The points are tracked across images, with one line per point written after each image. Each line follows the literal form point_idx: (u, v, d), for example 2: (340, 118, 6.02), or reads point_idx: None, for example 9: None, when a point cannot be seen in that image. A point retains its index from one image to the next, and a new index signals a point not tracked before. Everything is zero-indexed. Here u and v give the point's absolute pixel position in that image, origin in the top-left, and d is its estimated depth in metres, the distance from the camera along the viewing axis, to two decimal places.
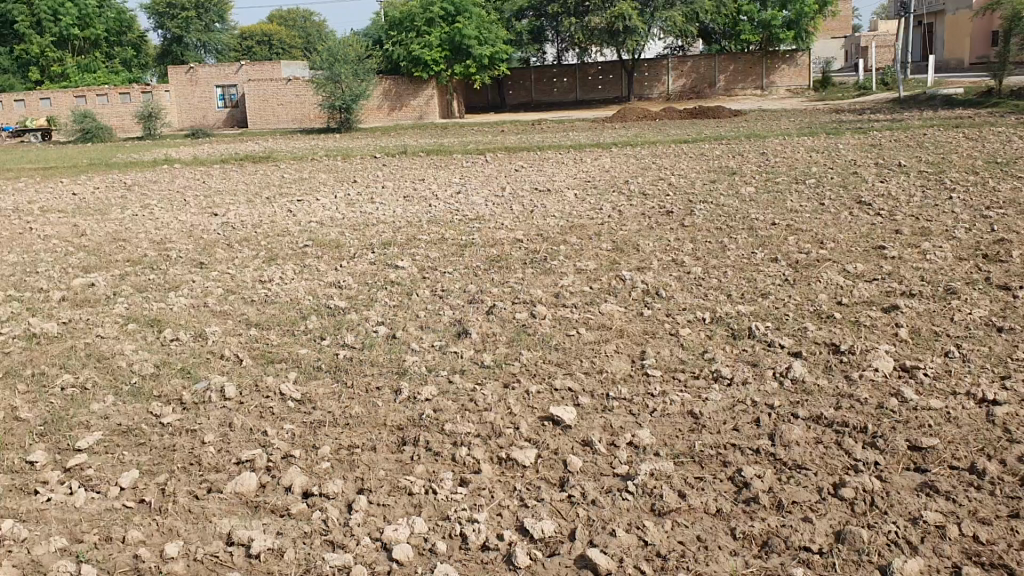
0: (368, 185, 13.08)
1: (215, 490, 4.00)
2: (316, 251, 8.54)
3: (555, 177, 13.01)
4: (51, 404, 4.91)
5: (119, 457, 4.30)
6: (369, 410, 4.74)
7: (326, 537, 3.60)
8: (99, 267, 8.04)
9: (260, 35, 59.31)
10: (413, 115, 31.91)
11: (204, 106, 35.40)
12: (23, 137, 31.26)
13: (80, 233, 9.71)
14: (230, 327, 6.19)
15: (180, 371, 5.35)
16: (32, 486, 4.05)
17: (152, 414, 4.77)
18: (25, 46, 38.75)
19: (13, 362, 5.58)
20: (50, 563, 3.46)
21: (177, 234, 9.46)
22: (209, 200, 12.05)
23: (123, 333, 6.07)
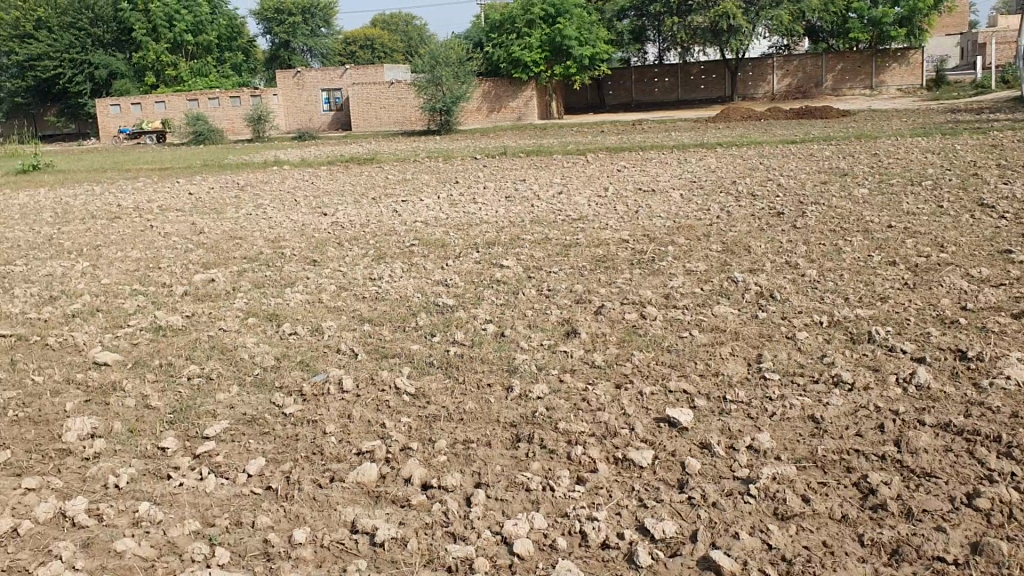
0: (471, 185, 13.21)
1: (337, 479, 4.10)
2: (422, 250, 8.65)
3: (660, 177, 12.91)
4: (180, 393, 5.10)
5: (245, 445, 4.45)
6: (483, 406, 4.78)
7: (447, 529, 3.65)
8: (217, 263, 8.34)
9: (362, 40, 60.54)
10: (512, 116, 32.04)
11: (310, 108, 36.32)
12: (141, 140, 32.84)
13: (198, 232, 10.05)
14: (345, 322, 6.32)
15: (298, 364, 5.50)
16: (165, 471, 4.22)
17: (274, 405, 4.93)
18: (142, 53, 40.09)
19: (142, 352, 5.83)
20: (186, 544, 3.61)
21: (290, 233, 9.71)
22: (318, 200, 12.35)
23: (244, 327, 6.27)
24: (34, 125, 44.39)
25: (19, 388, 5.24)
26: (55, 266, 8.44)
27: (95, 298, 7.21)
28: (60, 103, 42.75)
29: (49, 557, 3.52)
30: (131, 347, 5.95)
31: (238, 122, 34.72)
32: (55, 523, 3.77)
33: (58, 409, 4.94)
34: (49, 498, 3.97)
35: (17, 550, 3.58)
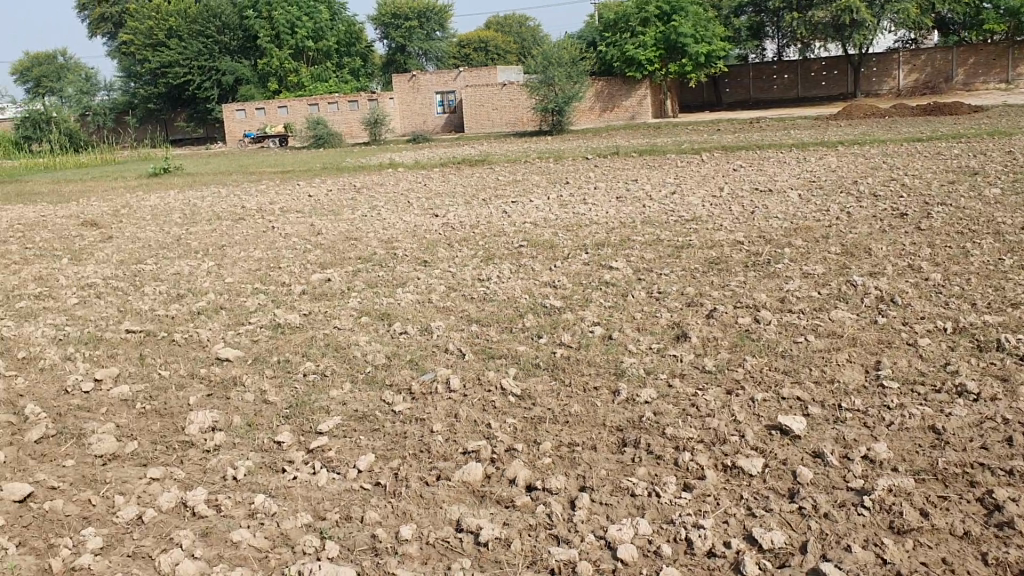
0: (582, 186, 13.18)
1: (443, 478, 4.16)
2: (531, 251, 8.69)
3: (778, 177, 12.60)
4: (295, 389, 5.27)
5: (356, 441, 4.56)
6: (589, 409, 4.76)
7: (551, 531, 3.66)
8: (333, 263, 8.57)
9: (476, 42, 61.28)
10: (625, 115, 31.81)
11: (425, 111, 36.98)
12: (264, 143, 34.14)
13: (315, 232, 10.37)
14: (453, 322, 6.40)
15: (408, 363, 5.60)
16: (280, 464, 4.36)
17: (385, 402, 5.04)
18: (267, 59, 41.72)
19: (261, 348, 6.05)
20: (297, 537, 3.72)
21: (402, 234, 9.90)
22: (431, 201, 12.55)
23: (357, 325, 6.43)
24: (165, 130, 46.60)
25: (147, 381, 5.51)
26: (183, 265, 8.84)
27: (218, 296, 7.52)
28: (190, 109, 44.77)
29: (170, 544, 3.69)
30: (251, 343, 6.17)
31: (356, 125, 35.61)
32: (177, 512, 3.95)
33: (182, 403, 5.17)
34: (171, 487, 4.16)
35: (141, 537, 3.76)
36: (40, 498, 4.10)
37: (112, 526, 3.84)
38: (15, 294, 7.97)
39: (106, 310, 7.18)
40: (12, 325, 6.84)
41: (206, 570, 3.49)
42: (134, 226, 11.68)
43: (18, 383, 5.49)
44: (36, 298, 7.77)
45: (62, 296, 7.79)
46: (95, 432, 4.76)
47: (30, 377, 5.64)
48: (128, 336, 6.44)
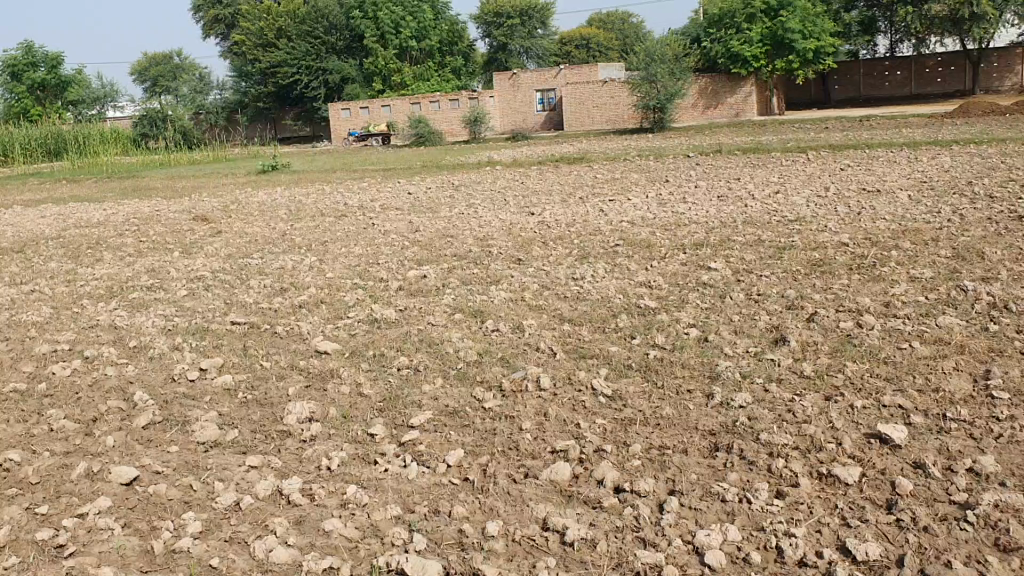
0: (682, 185, 12.98)
1: (531, 476, 4.17)
2: (628, 250, 8.62)
3: (888, 177, 12.17)
4: (389, 383, 5.37)
5: (446, 437, 4.61)
6: (682, 412, 4.70)
7: (638, 534, 3.63)
8: (430, 260, 8.68)
9: (578, 39, 61.09)
10: (729, 113, 31.25)
11: (525, 109, 37.17)
12: (367, 142, 34.86)
13: (413, 229, 10.52)
14: (546, 321, 6.41)
15: (499, 360, 5.63)
16: (372, 456, 4.45)
17: (475, 398, 5.08)
18: (373, 60, 42.52)
19: (358, 342, 6.17)
20: (387, 528, 3.79)
21: (498, 232, 9.96)
22: (527, 199, 12.56)
23: (450, 322, 6.49)
24: (273, 128, 48.04)
25: (249, 371, 5.70)
26: (287, 260, 9.09)
27: (318, 291, 7.70)
28: (297, 107, 45.99)
29: (266, 531, 3.81)
30: (349, 337, 6.30)
31: (456, 124, 35.96)
32: (272, 500, 4.07)
33: (281, 393, 5.32)
34: (268, 475, 4.29)
35: (238, 523, 3.89)
36: (146, 481, 4.28)
37: (212, 511, 3.99)
38: (130, 285, 8.34)
39: (213, 303, 7.44)
40: (125, 315, 7.16)
41: (298, 557, 3.59)
42: (241, 221, 12.06)
43: (128, 371, 5.74)
44: (149, 289, 8.11)
45: (173, 288, 8.11)
46: (198, 419, 4.95)
47: (140, 365, 5.90)
48: (234, 328, 6.66)
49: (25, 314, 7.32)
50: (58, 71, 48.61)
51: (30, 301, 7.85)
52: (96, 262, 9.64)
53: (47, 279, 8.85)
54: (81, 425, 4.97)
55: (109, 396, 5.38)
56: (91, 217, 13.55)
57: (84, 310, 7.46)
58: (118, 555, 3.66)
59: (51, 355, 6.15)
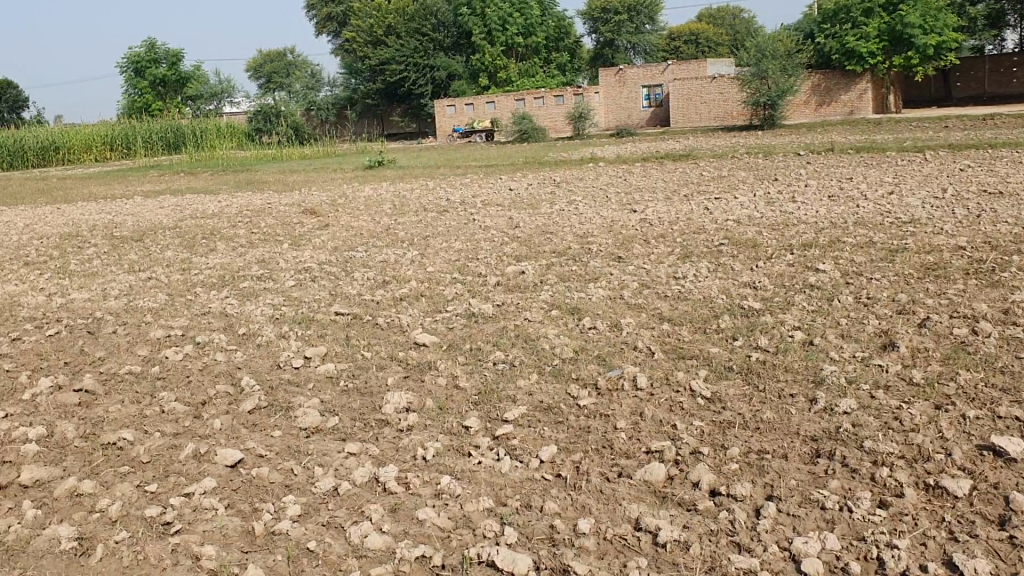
0: (790, 184, 12.66)
1: (624, 475, 4.13)
2: (732, 249, 8.47)
3: (1013, 178, 11.60)
4: (485, 376, 5.41)
5: (540, 432, 4.61)
6: (782, 416, 4.59)
7: (732, 539, 3.57)
8: (529, 256, 8.71)
9: (687, 35, 60.25)
10: (843, 110, 30.51)
11: (630, 105, 36.91)
12: (471, 138, 35.13)
13: (514, 225, 10.56)
14: (645, 319, 6.35)
15: (596, 358, 5.60)
16: (466, 448, 4.49)
17: (571, 395, 5.06)
18: (479, 56, 43.10)
19: (456, 336, 6.24)
20: (479, 520, 3.82)
21: (599, 229, 9.91)
22: (630, 197, 12.47)
23: (547, 318, 6.49)
24: (381, 125, 48.98)
25: (350, 361, 5.83)
26: (389, 253, 9.25)
27: (419, 284, 7.81)
28: (404, 104, 46.76)
29: (361, 517, 3.89)
30: (447, 330, 6.37)
31: (560, 120, 35.98)
32: (369, 487, 4.15)
33: (380, 383, 5.43)
34: (365, 463, 4.38)
35: (336, 508, 3.98)
36: (249, 464, 4.43)
37: (310, 496, 4.09)
38: (240, 275, 8.62)
39: (318, 294, 7.62)
40: (235, 303, 7.41)
41: (391, 544, 3.65)
42: (347, 215, 12.33)
43: (237, 357, 5.95)
44: (258, 279, 8.37)
45: (281, 278, 8.35)
46: (301, 406, 5.09)
47: (247, 352, 6.09)
48: (337, 318, 6.82)
49: (142, 300, 7.65)
50: (179, 67, 50.62)
51: (147, 288, 8.21)
52: (210, 252, 10.01)
53: (164, 267, 9.23)
54: (191, 408, 5.17)
55: (217, 380, 5.59)
56: (206, 209, 14.08)
57: (197, 297, 7.76)
58: (221, 534, 3.80)
59: (165, 340, 6.42)
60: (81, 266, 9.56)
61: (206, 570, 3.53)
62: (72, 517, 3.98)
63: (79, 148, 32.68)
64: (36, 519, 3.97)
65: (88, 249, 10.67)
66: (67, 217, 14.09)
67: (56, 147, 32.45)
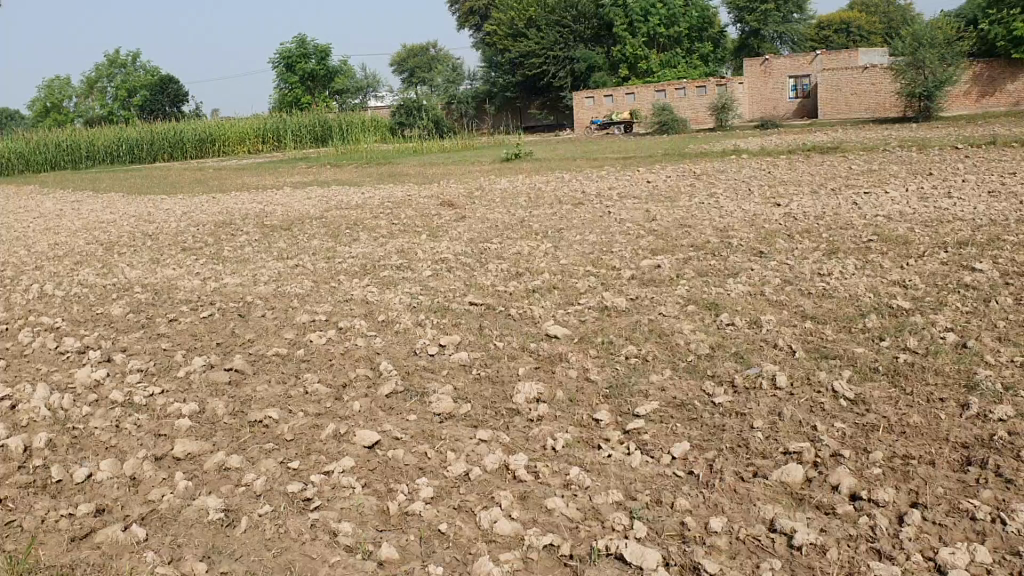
0: (946, 179, 11.98)
1: (761, 475, 4.03)
2: (881, 246, 8.11)
3: None
4: (617, 370, 5.37)
5: (673, 429, 4.54)
6: (931, 422, 4.36)
7: (873, 545, 3.42)
8: (666, 250, 8.59)
9: (838, 24, 57.94)
10: (1007, 101, 28.96)
11: (776, 96, 35.89)
12: (609, 130, 34.90)
13: (651, 218, 10.43)
14: (785, 317, 6.16)
15: (733, 355, 5.47)
16: (596, 441, 4.47)
17: (706, 393, 4.96)
18: (620, 48, 42.92)
19: (588, 329, 6.21)
20: (607, 513, 3.80)
21: (740, 223, 9.68)
22: (773, 190, 12.12)
23: (682, 313, 6.39)
24: (520, 118, 49.32)
25: (483, 350, 5.90)
26: (524, 245, 9.31)
27: (552, 277, 7.83)
28: (543, 98, 46.92)
29: (492, 503, 3.93)
30: (579, 323, 6.36)
31: (703, 111, 35.28)
32: (499, 474, 4.20)
33: (512, 372, 5.47)
34: (496, 450, 4.43)
35: (467, 492, 4.05)
36: (385, 445, 4.55)
37: (443, 479, 4.17)
38: (380, 264, 8.86)
39: (454, 284, 7.75)
40: (376, 291, 7.62)
41: (521, 531, 3.68)
42: (485, 207, 12.49)
43: (376, 343, 6.12)
44: (398, 269, 8.59)
45: (419, 268, 8.53)
46: (435, 392, 5.19)
47: (386, 338, 6.26)
48: (471, 308, 6.92)
49: (289, 286, 7.97)
50: (326, 62, 52.42)
51: (294, 274, 8.55)
52: (353, 241, 10.34)
53: (310, 255, 9.59)
54: (332, 390, 5.36)
55: (358, 364, 5.77)
56: (350, 200, 14.54)
57: (340, 285, 8.02)
58: (358, 512, 3.92)
59: (310, 325, 6.68)
60: (234, 252, 10.05)
61: (343, 546, 3.66)
62: (219, 489, 4.20)
63: (233, 140, 34.21)
64: (188, 490, 4.20)
65: (240, 236, 11.19)
66: (221, 206, 14.84)
67: (212, 140, 34.12)
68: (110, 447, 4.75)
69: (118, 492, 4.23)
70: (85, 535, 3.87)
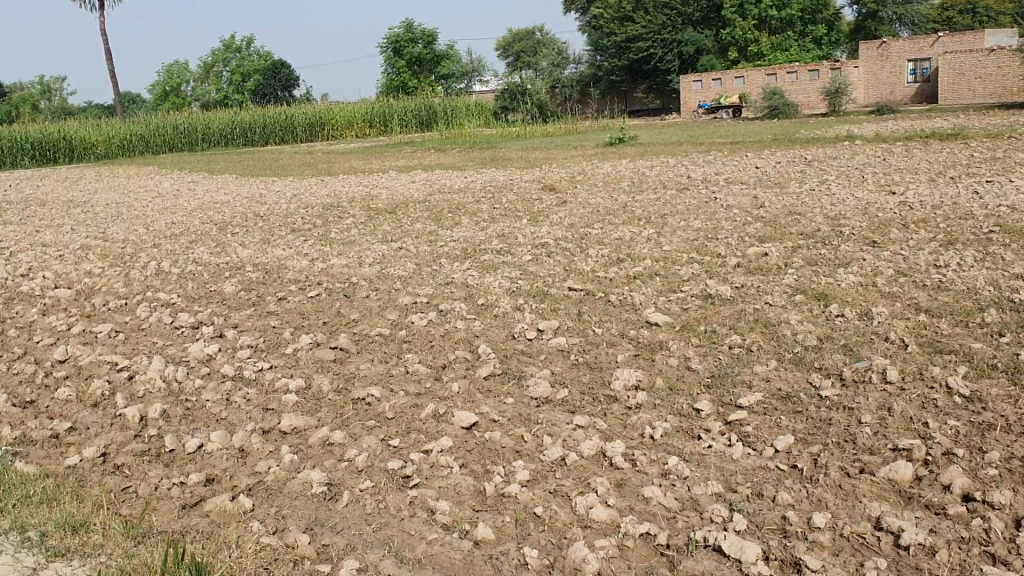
0: None
1: (868, 472, 3.90)
2: (1004, 237, 7.73)
3: None
4: (720, 360, 5.27)
5: (777, 421, 4.44)
6: None
7: (986, 549, 3.28)
8: (773, 238, 8.39)
9: (962, 3, 55.38)
10: None
11: (893, 80, 34.60)
12: (718, 114, 34.04)
13: (759, 205, 10.18)
14: (898, 309, 5.93)
15: (841, 348, 5.30)
16: (696, 432, 4.40)
17: (812, 385, 4.83)
18: (730, 30, 42.37)
19: (691, 317, 6.12)
20: (706, 504, 3.74)
21: (852, 211, 9.38)
22: (888, 177, 11.71)
23: (790, 304, 6.22)
24: (625, 101, 48.86)
25: (582, 336, 5.87)
26: (627, 231, 9.22)
27: (654, 263, 7.73)
28: (649, 81, 46.38)
29: (588, 489, 3.92)
30: (681, 311, 6.27)
31: (815, 96, 34.22)
32: (596, 460, 4.18)
33: (611, 359, 5.43)
34: (593, 436, 4.40)
35: (563, 477, 4.04)
36: (482, 428, 4.59)
37: (539, 463, 4.18)
38: (481, 248, 8.92)
39: (554, 269, 7.73)
40: (476, 275, 7.67)
41: (617, 519, 3.65)
42: (588, 191, 12.45)
43: (475, 326, 6.16)
44: (498, 253, 8.62)
45: (520, 253, 8.54)
46: (533, 376, 5.21)
47: (485, 322, 6.29)
48: (571, 293, 6.90)
49: (392, 269, 8.09)
50: (433, 46, 52.96)
51: (397, 257, 8.68)
52: (456, 225, 10.43)
53: (413, 238, 9.73)
54: (432, 370, 5.43)
55: (457, 347, 5.82)
56: (454, 184, 14.68)
57: (441, 268, 8.10)
58: (455, 491, 3.96)
59: (412, 306, 6.78)
60: (341, 234, 10.27)
61: (440, 525, 3.71)
62: (323, 464, 4.31)
63: (340, 125, 35.17)
64: (292, 463, 4.32)
65: (347, 219, 11.43)
66: (330, 189, 15.20)
67: (322, 124, 35.09)
68: (220, 419, 4.93)
69: (227, 463, 4.39)
70: (195, 503, 4.02)
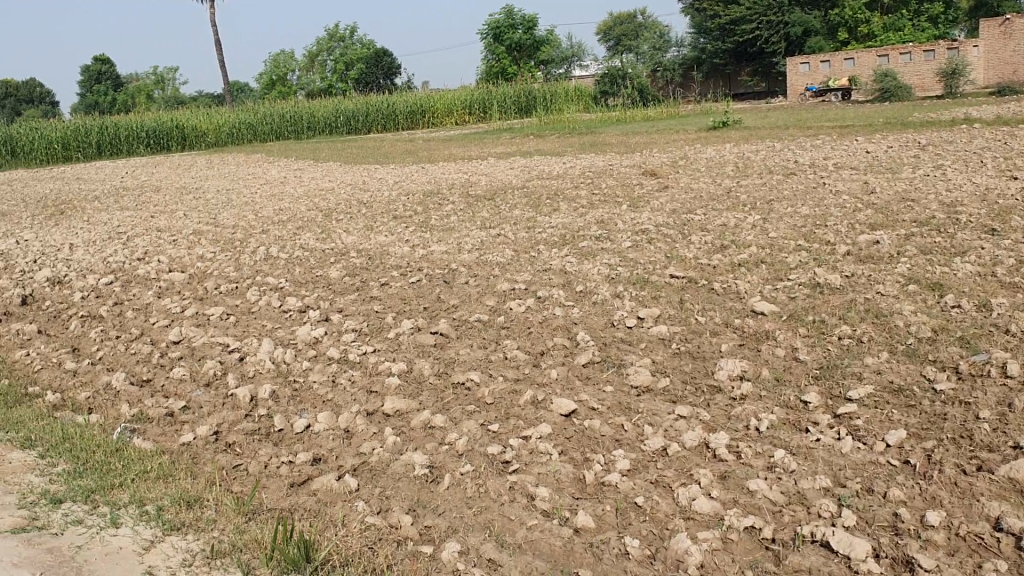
0: None
1: (985, 469, 3.73)
2: None
3: None
4: (828, 351, 5.12)
5: (889, 415, 4.29)
6: None
7: None
8: (885, 225, 8.10)
9: None
10: None
11: (1017, 60, 33.10)
12: (827, 97, 33.00)
13: (870, 191, 9.84)
14: (1020, 301, 5.65)
15: (957, 340, 5.08)
16: (804, 424, 4.29)
17: (926, 378, 4.65)
18: (839, 11, 41.22)
19: (798, 306, 5.96)
20: (813, 498, 3.64)
21: (970, 197, 8.98)
22: (1010, 162, 11.17)
23: (902, 293, 5.99)
24: (728, 84, 47.89)
25: (684, 324, 5.79)
26: (731, 217, 9.04)
27: (759, 251, 7.56)
28: (754, 64, 45.36)
29: (690, 480, 3.86)
30: (787, 300, 6.11)
31: (930, 78, 32.83)
32: (699, 451, 4.12)
33: (714, 348, 5.35)
34: (696, 427, 4.34)
35: (664, 467, 4.00)
36: (582, 415, 4.57)
37: (640, 452, 4.14)
38: (580, 235, 8.87)
39: (655, 256, 7.63)
40: (575, 261, 7.64)
41: (720, 511, 3.59)
42: (690, 176, 12.26)
43: (574, 313, 6.14)
44: (598, 239, 8.55)
45: (620, 239, 8.46)
46: (634, 364, 5.16)
47: (584, 308, 6.26)
48: (672, 281, 6.81)
49: (492, 255, 8.13)
50: (533, 32, 52.86)
51: (496, 243, 8.71)
52: (555, 212, 10.40)
53: (512, 224, 9.75)
54: (532, 357, 5.43)
55: (556, 333, 5.81)
56: (555, 170, 14.66)
57: (540, 254, 8.10)
58: (555, 478, 3.97)
59: (511, 293, 6.80)
60: (441, 221, 10.36)
61: (540, 511, 3.71)
62: (424, 446, 4.36)
63: (441, 112, 35.56)
64: (395, 445, 4.40)
65: (447, 205, 11.52)
66: (432, 176, 15.38)
67: (423, 112, 35.56)
68: (326, 400, 5.05)
69: (333, 443, 4.49)
70: (303, 481, 4.13)
